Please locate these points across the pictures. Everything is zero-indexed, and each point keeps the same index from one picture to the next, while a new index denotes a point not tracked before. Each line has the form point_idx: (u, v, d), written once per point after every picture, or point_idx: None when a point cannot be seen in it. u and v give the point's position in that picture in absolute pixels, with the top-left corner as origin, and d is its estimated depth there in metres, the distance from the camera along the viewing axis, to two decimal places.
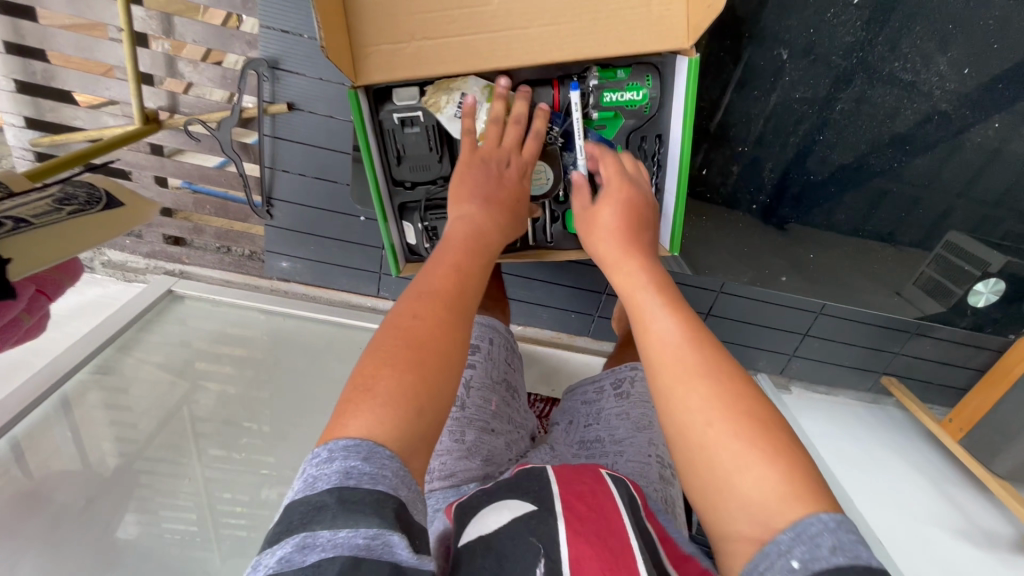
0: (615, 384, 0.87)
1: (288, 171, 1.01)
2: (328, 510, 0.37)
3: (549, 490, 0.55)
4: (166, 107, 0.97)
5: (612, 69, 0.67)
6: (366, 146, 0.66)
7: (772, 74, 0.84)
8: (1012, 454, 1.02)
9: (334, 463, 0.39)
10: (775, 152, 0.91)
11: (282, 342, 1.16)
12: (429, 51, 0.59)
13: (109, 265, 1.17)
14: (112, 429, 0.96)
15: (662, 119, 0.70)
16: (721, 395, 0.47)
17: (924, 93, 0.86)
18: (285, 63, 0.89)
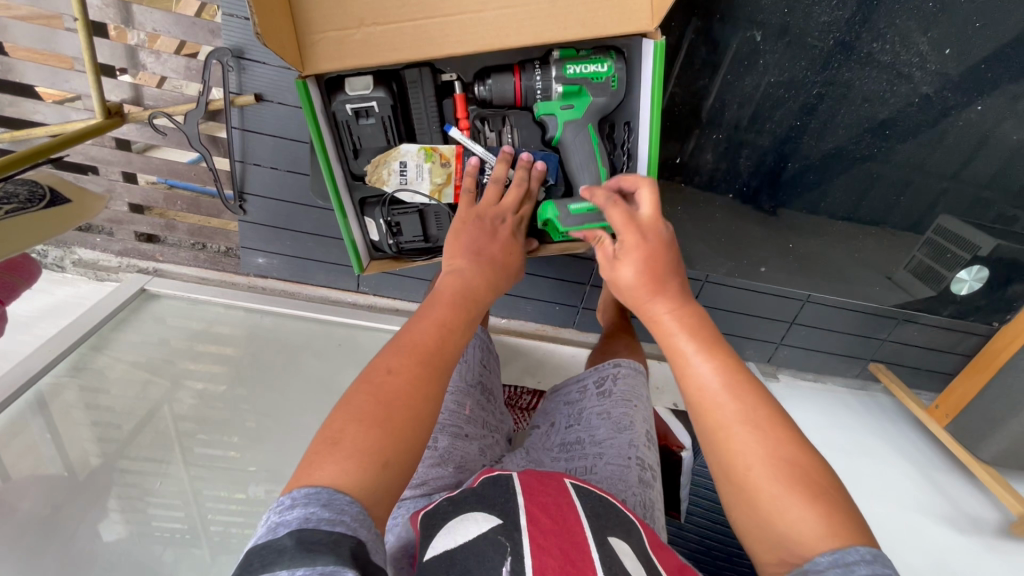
0: (598, 382, 0.85)
1: (259, 165, 0.98)
2: (287, 552, 0.36)
3: (514, 502, 0.54)
4: (130, 100, 0.93)
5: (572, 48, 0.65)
6: (319, 139, 0.63)
7: (747, 56, 0.81)
8: (998, 439, 1.01)
9: (295, 514, 0.38)
10: (752, 138, 0.89)
11: (262, 340, 1.14)
12: (379, 37, 0.56)
13: (80, 264, 1.14)
14: (88, 432, 0.94)
15: (630, 106, 0.69)
16: (766, 439, 0.46)
17: (904, 76, 0.83)
18: (250, 53, 0.86)
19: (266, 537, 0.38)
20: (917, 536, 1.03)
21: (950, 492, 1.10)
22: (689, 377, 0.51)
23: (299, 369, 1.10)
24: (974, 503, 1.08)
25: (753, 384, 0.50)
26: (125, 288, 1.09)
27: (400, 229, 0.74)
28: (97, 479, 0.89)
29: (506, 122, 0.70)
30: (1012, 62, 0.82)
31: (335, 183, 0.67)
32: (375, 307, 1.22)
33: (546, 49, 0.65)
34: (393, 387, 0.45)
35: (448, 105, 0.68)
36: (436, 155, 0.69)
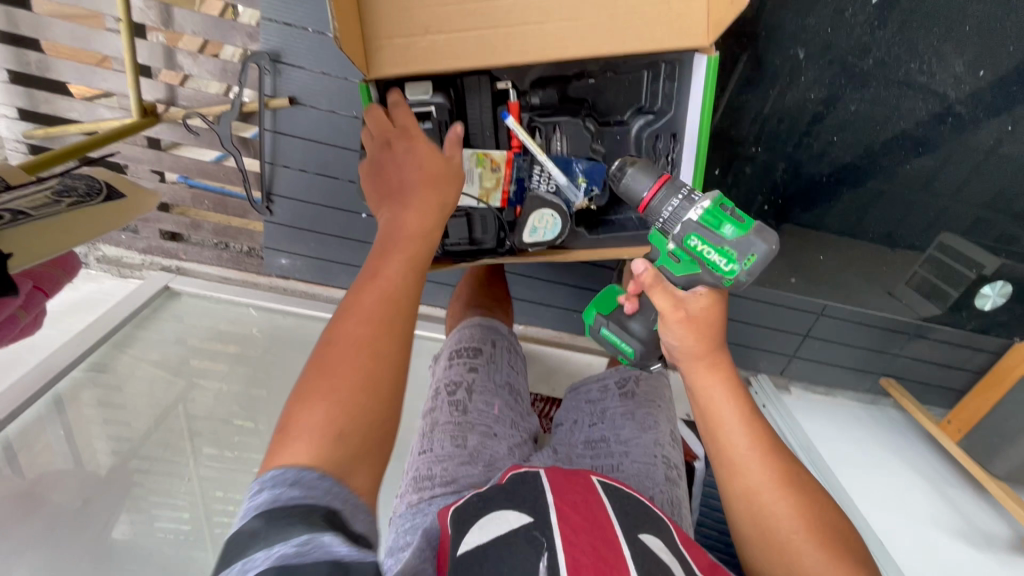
0: (619, 383, 0.87)
1: (288, 167, 0.99)
2: (259, 534, 0.36)
3: (544, 499, 0.56)
4: (164, 100, 0.95)
5: (720, 219, 0.59)
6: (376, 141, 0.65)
7: (788, 72, 0.86)
8: (1011, 455, 1.02)
9: (263, 494, 0.39)
10: (787, 151, 0.94)
11: (282, 340, 1.14)
12: (441, 45, 0.58)
13: (103, 261, 1.14)
14: (106, 429, 0.93)
15: (678, 118, 0.69)
16: (793, 499, 0.53)
17: (938, 94, 0.86)
18: (287, 57, 0.88)
19: (239, 526, 0.38)
20: (933, 552, 1.03)
21: (963, 507, 1.10)
22: (728, 449, 0.56)
23: None
24: (986, 519, 1.08)
25: (779, 449, 0.56)
26: (148, 285, 1.10)
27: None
28: (116, 476, 0.88)
29: (557, 130, 0.71)
30: None
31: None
32: None
33: (600, 61, 0.67)
34: (336, 387, 0.44)
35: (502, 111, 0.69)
36: (488, 161, 0.68)
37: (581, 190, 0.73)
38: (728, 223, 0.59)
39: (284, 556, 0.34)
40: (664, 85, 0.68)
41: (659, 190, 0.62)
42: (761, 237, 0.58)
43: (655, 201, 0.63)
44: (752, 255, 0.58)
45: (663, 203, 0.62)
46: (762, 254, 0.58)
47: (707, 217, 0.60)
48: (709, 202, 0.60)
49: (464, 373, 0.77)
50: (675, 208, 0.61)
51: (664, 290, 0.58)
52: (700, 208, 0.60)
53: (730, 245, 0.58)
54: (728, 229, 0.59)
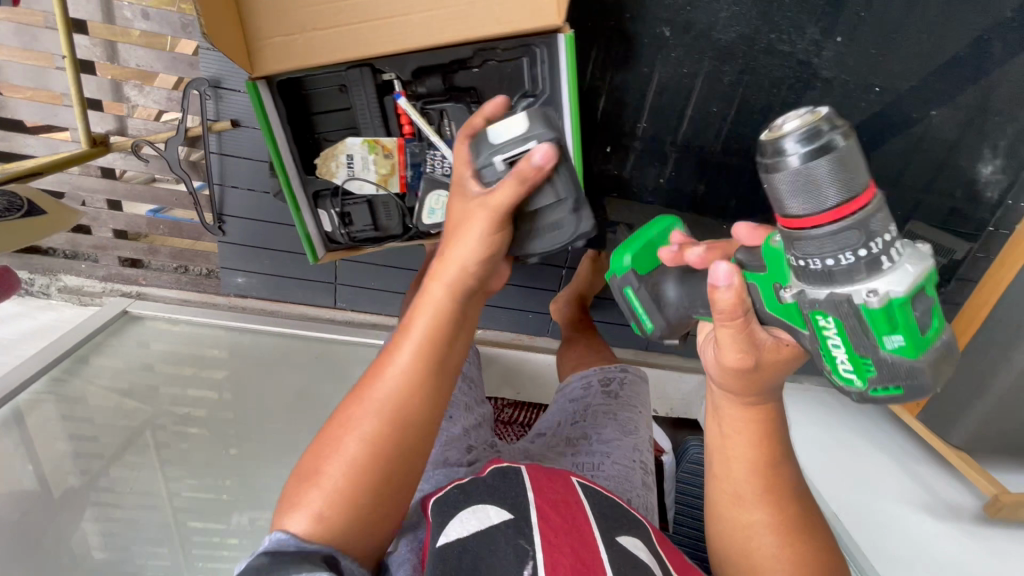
0: (604, 380, 0.85)
1: (237, 187, 1.03)
2: (264, 567, 0.44)
3: (524, 497, 0.57)
4: (114, 130, 0.99)
5: (894, 324, 0.39)
6: (270, 136, 0.70)
7: (657, 49, 0.88)
8: (966, 424, 1.01)
9: (269, 548, 0.46)
10: (673, 127, 0.94)
11: (242, 358, 1.17)
12: (319, 41, 0.64)
13: (64, 290, 1.17)
14: (66, 452, 0.95)
15: (556, 97, 0.74)
16: (780, 506, 0.56)
17: (804, 61, 0.89)
18: (226, 83, 0.93)
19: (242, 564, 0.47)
20: (897, 528, 1.01)
21: (931, 483, 1.09)
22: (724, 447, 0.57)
23: (276, 385, 1.13)
24: (951, 492, 1.07)
25: (788, 489, 0.56)
26: (107, 309, 1.13)
27: (351, 219, 0.81)
28: (78, 496, 0.90)
29: (444, 117, 0.76)
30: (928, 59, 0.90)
31: (286, 173, 0.74)
32: (352, 322, 1.25)
33: (472, 48, 0.71)
34: (312, 472, 0.48)
35: (389, 102, 0.74)
36: (378, 147, 0.76)
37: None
38: (904, 333, 0.40)
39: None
40: (539, 69, 0.73)
41: (830, 220, 0.38)
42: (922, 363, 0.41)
43: (811, 229, 0.39)
44: (895, 387, 0.42)
45: (826, 251, 0.39)
46: (914, 388, 0.41)
47: (893, 317, 0.39)
48: (907, 295, 0.39)
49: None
50: (841, 265, 0.40)
51: (737, 329, 0.49)
52: (885, 294, 0.39)
53: (870, 356, 0.42)
54: (895, 342, 0.40)
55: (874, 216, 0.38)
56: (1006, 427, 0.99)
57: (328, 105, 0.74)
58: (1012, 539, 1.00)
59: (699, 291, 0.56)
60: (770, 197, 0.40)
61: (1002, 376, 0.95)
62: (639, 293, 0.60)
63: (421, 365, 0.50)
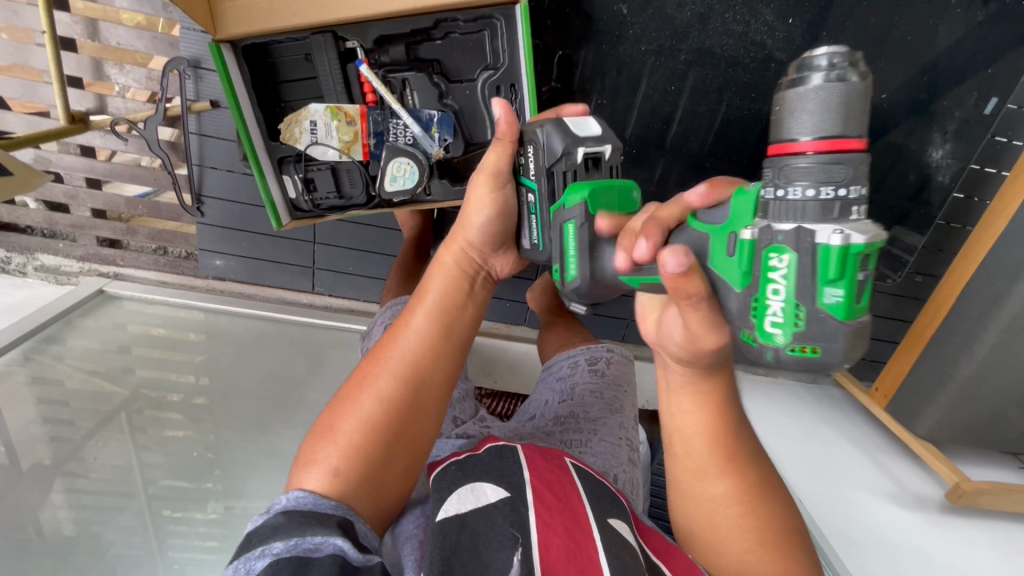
0: (590, 359, 0.86)
1: (216, 168, 1.04)
2: (281, 527, 0.45)
3: (522, 476, 0.59)
4: (94, 108, 1.00)
5: (844, 270, 0.31)
6: (231, 94, 0.72)
7: (616, 27, 0.90)
8: (931, 414, 1.03)
9: (284, 507, 0.47)
10: (632, 102, 0.96)
11: (218, 340, 1.17)
12: (277, 5, 0.68)
13: (41, 269, 1.17)
14: (36, 427, 0.94)
15: (515, 69, 0.75)
16: (737, 479, 0.54)
17: (758, 42, 0.91)
18: (206, 63, 0.94)
19: (257, 523, 0.48)
20: (866, 517, 1.02)
21: (900, 473, 1.10)
22: (675, 423, 0.56)
23: (252, 367, 1.14)
24: (920, 483, 1.08)
25: (737, 432, 0.54)
26: (83, 289, 1.13)
27: (318, 186, 0.83)
28: (48, 471, 0.89)
29: (406, 86, 0.78)
30: (889, 52, 0.92)
31: (249, 135, 0.76)
32: (330, 308, 1.27)
33: (432, 18, 0.73)
34: (329, 434, 0.51)
35: (352, 69, 0.76)
36: (341, 113, 0.77)
37: (435, 141, 0.81)
38: (844, 285, 0.31)
39: (302, 550, 0.44)
40: (499, 41, 0.75)
41: (827, 147, 0.31)
42: (848, 331, 0.32)
43: (803, 154, 0.32)
44: (812, 350, 0.33)
45: (806, 180, 0.32)
46: (831, 356, 0.32)
47: (841, 261, 0.31)
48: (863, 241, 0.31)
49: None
50: (814, 197, 0.32)
51: (705, 311, 0.40)
52: (846, 231, 0.31)
53: (801, 307, 0.33)
54: (833, 296, 0.32)
55: (867, 162, 0.32)
56: (969, 416, 1.01)
57: (295, 73, 0.76)
58: (977, 527, 1.01)
59: (637, 268, 0.46)
60: (773, 117, 0.33)
61: (964, 365, 0.97)
62: (581, 231, 0.54)
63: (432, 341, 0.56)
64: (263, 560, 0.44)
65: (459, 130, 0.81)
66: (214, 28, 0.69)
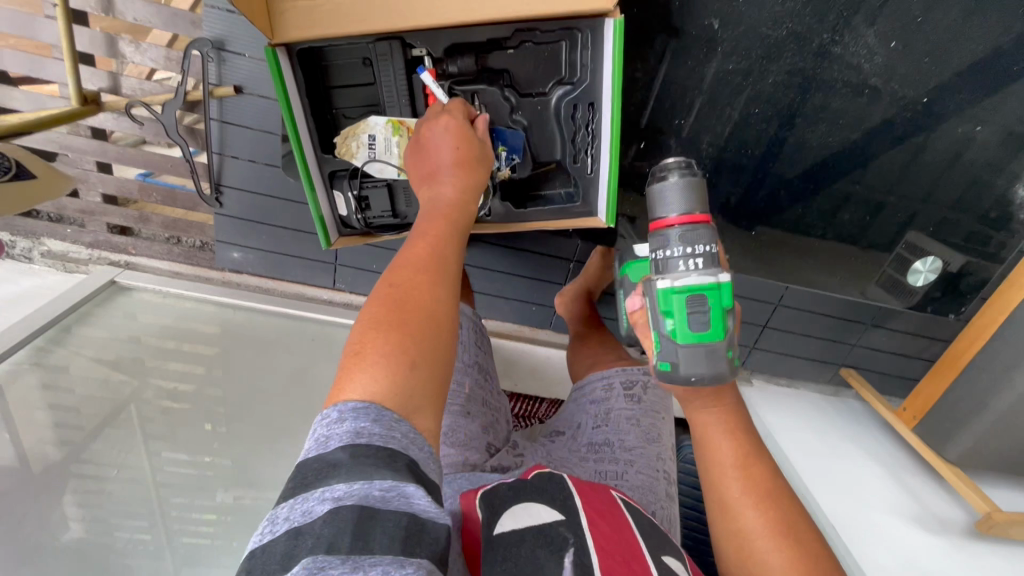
0: (627, 384, 0.80)
1: (236, 157, 0.98)
2: (342, 467, 0.37)
3: (574, 500, 0.53)
4: (108, 89, 0.94)
5: (671, 307, 0.58)
6: (286, 103, 0.66)
7: (705, 43, 0.87)
8: (963, 440, 1.02)
9: (343, 425, 0.39)
10: (713, 126, 0.95)
11: (235, 336, 1.13)
12: (345, 5, 0.61)
13: (48, 255, 1.12)
14: (47, 424, 0.89)
15: (595, 87, 0.72)
16: (791, 550, 0.52)
17: (854, 67, 0.91)
18: (231, 45, 0.87)
19: (310, 452, 0.39)
20: (890, 539, 1.02)
21: (921, 495, 1.10)
22: (712, 454, 0.58)
23: (271, 366, 1.10)
24: (942, 505, 1.09)
25: (761, 456, 0.58)
26: (95, 279, 1.08)
27: (369, 203, 0.77)
28: (60, 472, 0.85)
29: (476, 98, 0.73)
30: (947, 63, 0.91)
31: (302, 149, 0.71)
32: (350, 305, 1.23)
33: (512, 29, 0.68)
34: (360, 347, 0.44)
35: (417, 79, 0.70)
36: (403, 128, 0.72)
37: (502, 160, 0.76)
38: (673, 317, 0.58)
39: (369, 498, 0.36)
40: (580, 55, 0.71)
41: (680, 225, 0.59)
42: (681, 350, 0.57)
43: (667, 229, 0.59)
44: (666, 363, 0.58)
45: (656, 245, 0.61)
46: (672, 368, 0.58)
47: (665, 300, 0.58)
48: (679, 288, 0.57)
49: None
50: (667, 256, 0.59)
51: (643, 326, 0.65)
52: (670, 282, 0.58)
53: (657, 336, 0.60)
54: (668, 325, 0.58)
55: (692, 231, 0.58)
56: (1001, 444, 1.00)
57: (349, 77, 0.71)
58: (997, 553, 1.02)
59: None
60: (649, 208, 0.62)
61: (1003, 396, 0.96)
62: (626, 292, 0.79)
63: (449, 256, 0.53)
64: (324, 503, 0.36)
65: (527, 149, 0.77)
66: (270, 30, 0.63)
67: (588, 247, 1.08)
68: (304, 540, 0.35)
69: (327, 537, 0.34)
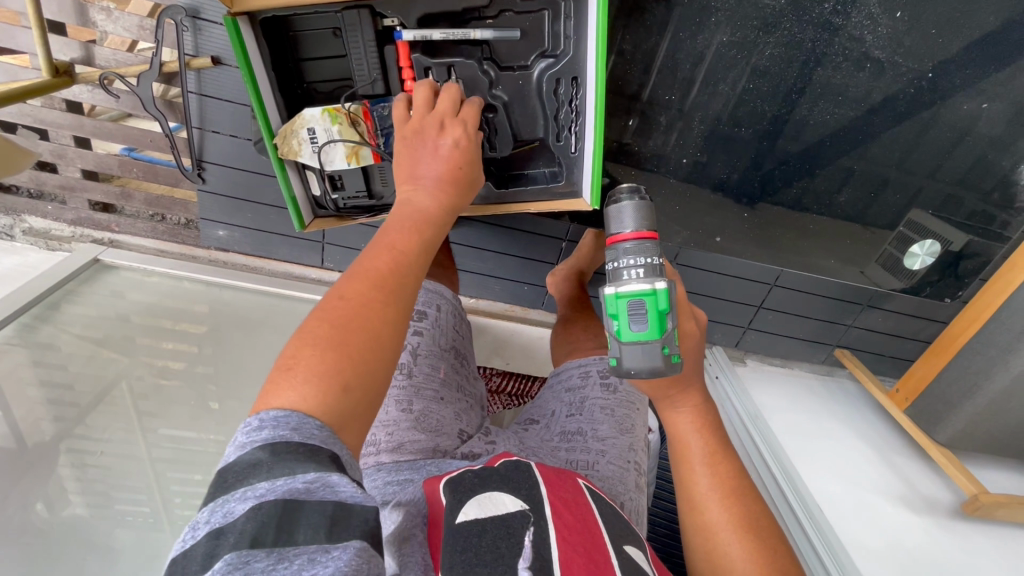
0: (603, 372, 0.80)
1: (218, 132, 0.95)
2: (264, 465, 0.37)
3: (539, 490, 0.53)
4: (80, 59, 0.90)
5: (614, 309, 0.58)
6: (249, 75, 0.64)
7: (698, 13, 0.83)
8: (953, 422, 1.02)
9: (261, 433, 0.39)
10: (708, 101, 0.92)
11: (223, 315, 1.12)
12: None
13: (30, 233, 1.10)
14: (39, 400, 0.89)
15: (579, 61, 0.69)
16: (749, 541, 0.55)
17: (857, 37, 0.87)
18: (206, 14, 0.83)
19: (230, 457, 0.39)
20: (875, 519, 1.04)
21: (909, 475, 1.11)
22: (685, 449, 0.62)
23: (261, 346, 1.09)
24: (930, 486, 1.10)
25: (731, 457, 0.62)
26: (78, 257, 1.06)
27: (343, 184, 0.75)
28: (55, 447, 0.85)
29: (451, 73, 0.70)
30: (956, 27, 0.86)
31: (269, 123, 0.69)
32: None
33: None
34: (302, 357, 0.42)
35: (391, 52, 0.68)
36: (342, 116, 0.68)
37: None
38: (618, 318, 0.57)
39: (292, 491, 0.37)
40: (563, 25, 0.68)
41: (631, 239, 0.60)
42: (624, 349, 0.57)
43: (620, 243, 0.60)
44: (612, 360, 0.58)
45: (610, 258, 0.61)
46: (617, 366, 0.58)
47: (613, 303, 0.58)
48: (623, 293, 0.57)
49: (408, 336, 0.72)
50: (616, 267, 0.59)
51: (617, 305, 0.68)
52: (616, 288, 0.58)
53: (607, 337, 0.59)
54: (614, 325, 0.58)
55: (639, 243, 0.59)
56: (992, 426, 1.00)
57: (319, 50, 0.67)
58: (982, 533, 1.03)
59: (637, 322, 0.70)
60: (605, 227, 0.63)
61: (996, 379, 0.95)
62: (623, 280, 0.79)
63: (412, 267, 0.51)
64: (245, 502, 0.36)
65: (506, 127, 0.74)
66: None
67: (579, 226, 1.05)
68: (226, 538, 0.35)
69: (250, 532, 0.35)
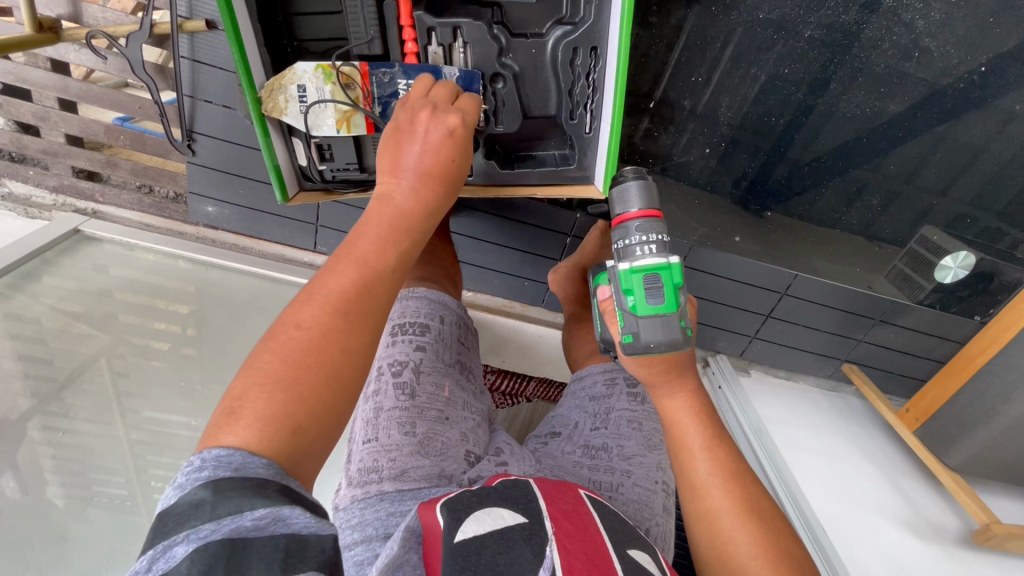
0: (630, 381, 0.75)
1: (210, 102, 0.90)
2: (207, 504, 0.32)
3: (536, 503, 0.49)
4: (67, 16, 0.85)
5: (629, 282, 0.56)
6: (231, 20, 0.58)
7: None
8: (965, 446, 0.97)
9: (203, 472, 0.34)
10: (735, 86, 0.86)
11: (208, 294, 1.07)
12: None
13: (9, 198, 1.06)
14: (16, 371, 0.84)
15: (598, 30, 0.65)
16: (755, 526, 0.51)
17: (904, 23, 0.81)
18: None
19: (167, 502, 0.34)
20: (880, 544, 0.99)
21: (916, 500, 1.07)
22: (680, 436, 0.57)
23: (245, 330, 1.04)
24: (937, 512, 1.05)
25: (729, 442, 0.57)
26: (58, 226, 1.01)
27: (331, 154, 0.71)
28: (27, 421, 0.80)
29: (457, 35, 0.65)
30: (1015, 16, 0.80)
31: (252, 80, 0.63)
32: None
33: None
34: (288, 348, 0.40)
35: (390, 7, 0.64)
36: (336, 74, 0.63)
37: None
38: (636, 291, 0.56)
39: (239, 529, 0.32)
40: None
41: (639, 218, 0.59)
42: (641, 321, 0.55)
43: (627, 223, 0.60)
44: (627, 336, 0.56)
45: (621, 236, 0.60)
46: (637, 340, 0.55)
47: (626, 279, 0.57)
48: (638, 268, 0.56)
49: (409, 351, 0.65)
50: (627, 244, 0.59)
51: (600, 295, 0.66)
52: (630, 263, 0.57)
53: (621, 315, 0.57)
54: (630, 300, 0.56)
55: (649, 221, 0.59)
56: (1009, 453, 0.95)
57: (314, 4, 0.63)
58: (989, 564, 0.99)
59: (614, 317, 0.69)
60: (609, 208, 0.63)
61: (1015, 404, 0.91)
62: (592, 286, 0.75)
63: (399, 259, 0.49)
64: (188, 543, 0.31)
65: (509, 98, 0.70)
66: None
67: (586, 219, 1.00)
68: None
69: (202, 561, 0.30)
